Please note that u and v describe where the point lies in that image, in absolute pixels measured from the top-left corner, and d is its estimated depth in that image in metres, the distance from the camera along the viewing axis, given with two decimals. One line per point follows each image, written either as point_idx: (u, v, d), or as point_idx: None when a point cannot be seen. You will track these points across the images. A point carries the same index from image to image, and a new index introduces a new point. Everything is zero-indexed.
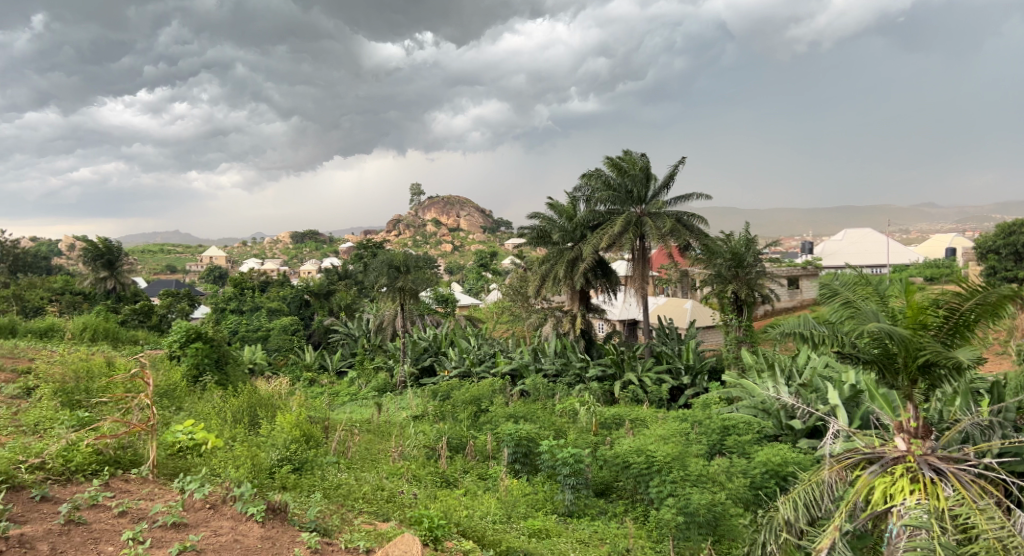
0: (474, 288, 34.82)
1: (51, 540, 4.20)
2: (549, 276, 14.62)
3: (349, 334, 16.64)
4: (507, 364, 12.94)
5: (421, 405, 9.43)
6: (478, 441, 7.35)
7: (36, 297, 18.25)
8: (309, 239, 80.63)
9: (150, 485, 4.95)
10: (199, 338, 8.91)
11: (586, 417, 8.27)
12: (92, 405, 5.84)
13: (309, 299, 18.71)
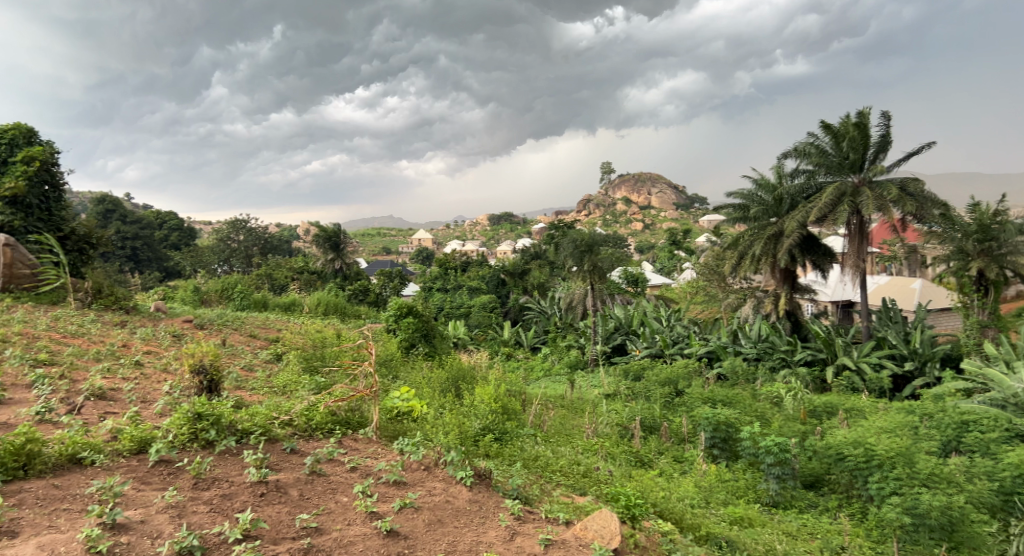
0: (666, 269, 34.25)
1: (299, 487, 4.86)
2: (749, 255, 14.27)
3: (542, 313, 17.34)
4: (702, 346, 12.64)
5: (614, 383, 9.53)
6: (674, 423, 7.25)
7: (282, 277, 21.19)
8: (507, 221, 85.08)
9: (374, 445, 5.50)
10: (410, 313, 9.73)
11: (793, 403, 7.92)
12: (326, 371, 6.66)
13: (505, 278, 19.50)
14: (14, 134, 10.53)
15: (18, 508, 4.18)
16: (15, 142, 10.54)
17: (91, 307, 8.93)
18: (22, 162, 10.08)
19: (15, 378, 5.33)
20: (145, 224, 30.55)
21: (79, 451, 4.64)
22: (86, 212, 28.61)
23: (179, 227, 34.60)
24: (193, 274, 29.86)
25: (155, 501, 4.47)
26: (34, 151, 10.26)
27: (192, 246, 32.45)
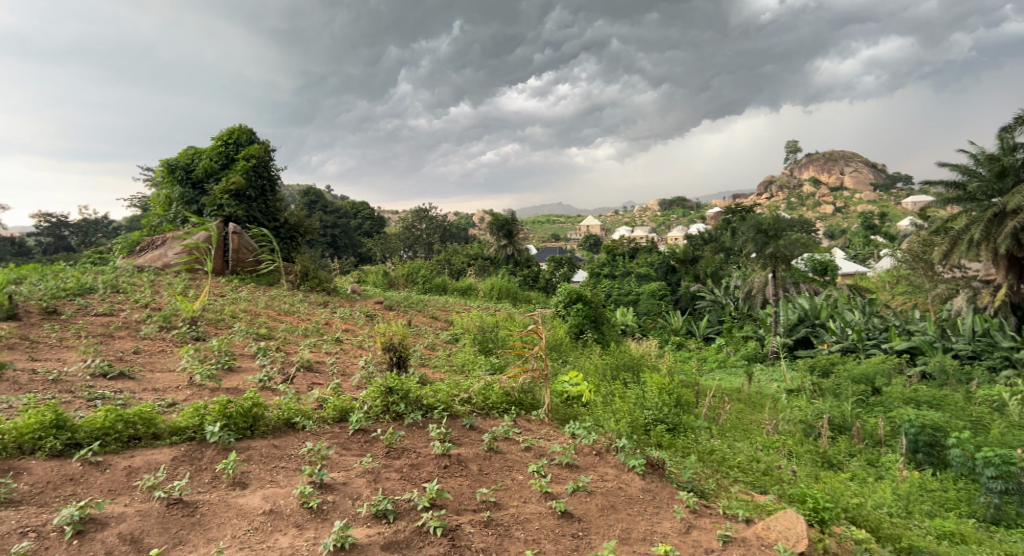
0: (859, 256, 31.65)
1: (479, 462, 5.11)
2: (962, 241, 12.97)
3: (716, 302, 16.95)
4: (904, 341, 11.54)
5: (798, 378, 9.06)
6: (867, 424, 6.73)
7: (459, 262, 22.42)
8: (677, 207, 84.18)
9: (546, 427, 5.64)
10: (580, 299, 9.89)
11: (1019, 410, 7.03)
12: (500, 352, 6.96)
13: (675, 265, 19.48)
14: (238, 135, 12.02)
15: (247, 462, 4.79)
16: (239, 142, 12.02)
17: (300, 287, 10.11)
18: (242, 160, 11.46)
19: (243, 349, 6.17)
20: (343, 212, 33.42)
21: (292, 416, 5.23)
22: (296, 203, 32.46)
23: (372, 216, 37.64)
24: (382, 259, 32.57)
25: (354, 466, 4.91)
26: (252, 150, 11.61)
27: (381, 234, 35.57)
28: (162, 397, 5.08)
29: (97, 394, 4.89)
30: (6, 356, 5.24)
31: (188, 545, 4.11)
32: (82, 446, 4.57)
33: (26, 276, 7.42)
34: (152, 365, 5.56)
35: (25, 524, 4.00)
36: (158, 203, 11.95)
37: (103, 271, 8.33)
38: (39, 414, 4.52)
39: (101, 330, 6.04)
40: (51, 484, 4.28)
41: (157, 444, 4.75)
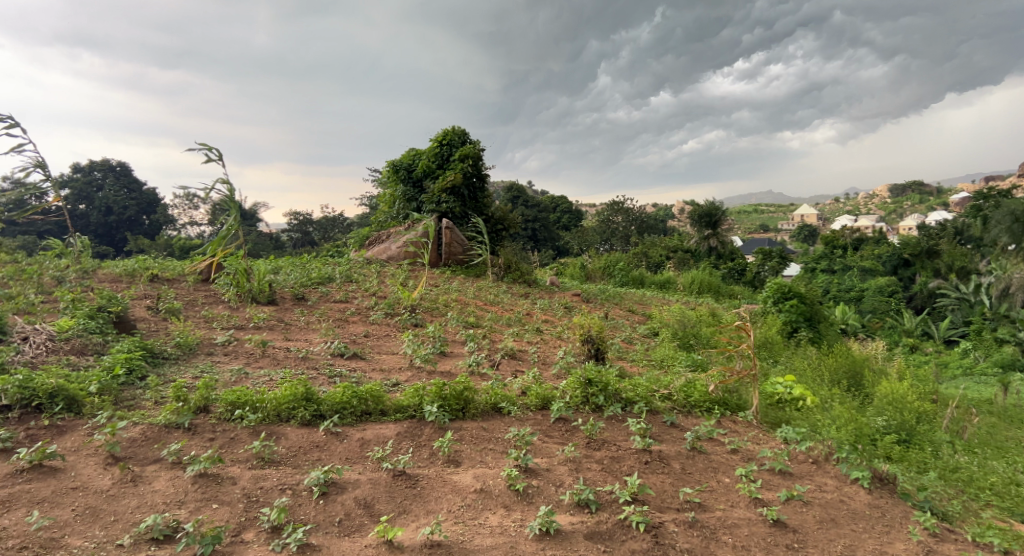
0: None
1: (681, 461, 4.97)
2: None
3: (961, 300, 16.65)
4: None
5: None
6: None
7: (657, 255, 22.10)
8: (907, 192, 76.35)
9: (755, 430, 5.37)
10: (794, 295, 9.36)
11: None
12: (703, 350, 6.83)
13: (908, 257, 19.09)
14: (452, 135, 12.83)
15: (460, 442, 5.11)
16: (452, 143, 12.82)
17: (505, 279, 10.72)
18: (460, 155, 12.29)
19: (455, 336, 6.62)
20: (541, 207, 34.12)
21: (499, 401, 5.49)
22: (501, 199, 34.39)
23: (570, 210, 38.54)
24: (579, 252, 33.17)
25: (556, 454, 5.03)
26: (470, 148, 12.37)
27: (579, 227, 36.36)
28: (387, 377, 5.60)
29: (336, 372, 5.52)
30: (268, 337, 6.16)
31: (411, 514, 4.47)
32: (325, 417, 5.17)
33: (281, 265, 8.77)
34: (380, 347, 6.17)
35: (283, 482, 4.61)
36: (384, 202, 13.23)
37: (330, 263, 9.46)
38: (292, 387, 5.21)
39: (339, 316, 6.85)
40: (302, 448, 4.89)
41: (384, 420, 5.24)
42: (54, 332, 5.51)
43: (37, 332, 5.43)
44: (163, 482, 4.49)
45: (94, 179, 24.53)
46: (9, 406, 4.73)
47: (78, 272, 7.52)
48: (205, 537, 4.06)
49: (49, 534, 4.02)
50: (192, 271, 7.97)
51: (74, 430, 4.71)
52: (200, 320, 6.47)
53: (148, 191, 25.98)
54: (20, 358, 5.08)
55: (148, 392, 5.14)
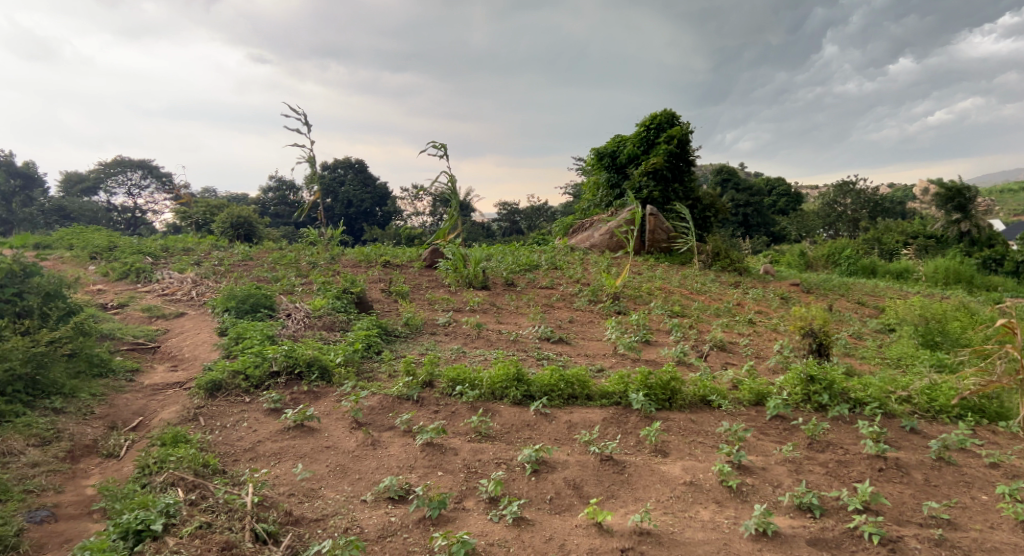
0: None
1: (925, 472, 4.45)
2: None
3: None
4: None
5: None
6: None
7: (892, 241, 20.09)
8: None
9: (1021, 444, 4.66)
10: None
11: None
12: (950, 350, 6.17)
13: None
14: (659, 118, 12.70)
15: (668, 432, 5.03)
16: (660, 127, 12.73)
17: (711, 267, 10.47)
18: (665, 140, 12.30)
19: (659, 325, 6.66)
20: (757, 190, 30.80)
21: (708, 394, 5.35)
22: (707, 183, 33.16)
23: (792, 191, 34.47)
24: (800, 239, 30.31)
25: (773, 452, 4.75)
26: (677, 129, 12.17)
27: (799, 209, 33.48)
28: (592, 362, 5.72)
29: (543, 355, 5.76)
30: (482, 319, 6.66)
31: (619, 500, 4.47)
32: (535, 397, 5.40)
33: (494, 253, 9.55)
34: (584, 333, 6.39)
35: (498, 457, 4.87)
36: (589, 189, 13.98)
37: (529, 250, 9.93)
38: (504, 367, 5.51)
39: (546, 302, 7.23)
40: (515, 426, 5.14)
41: (590, 404, 5.34)
42: (310, 310, 6.52)
43: (297, 310, 6.53)
44: (396, 447, 4.97)
45: (337, 176, 27.99)
46: (278, 371, 5.60)
47: (327, 259, 8.88)
48: (433, 501, 4.38)
49: (310, 485, 4.63)
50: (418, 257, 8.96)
51: (326, 395, 5.42)
52: (425, 303, 7.18)
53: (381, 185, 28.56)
54: (287, 332, 6.08)
55: (384, 365, 5.79)
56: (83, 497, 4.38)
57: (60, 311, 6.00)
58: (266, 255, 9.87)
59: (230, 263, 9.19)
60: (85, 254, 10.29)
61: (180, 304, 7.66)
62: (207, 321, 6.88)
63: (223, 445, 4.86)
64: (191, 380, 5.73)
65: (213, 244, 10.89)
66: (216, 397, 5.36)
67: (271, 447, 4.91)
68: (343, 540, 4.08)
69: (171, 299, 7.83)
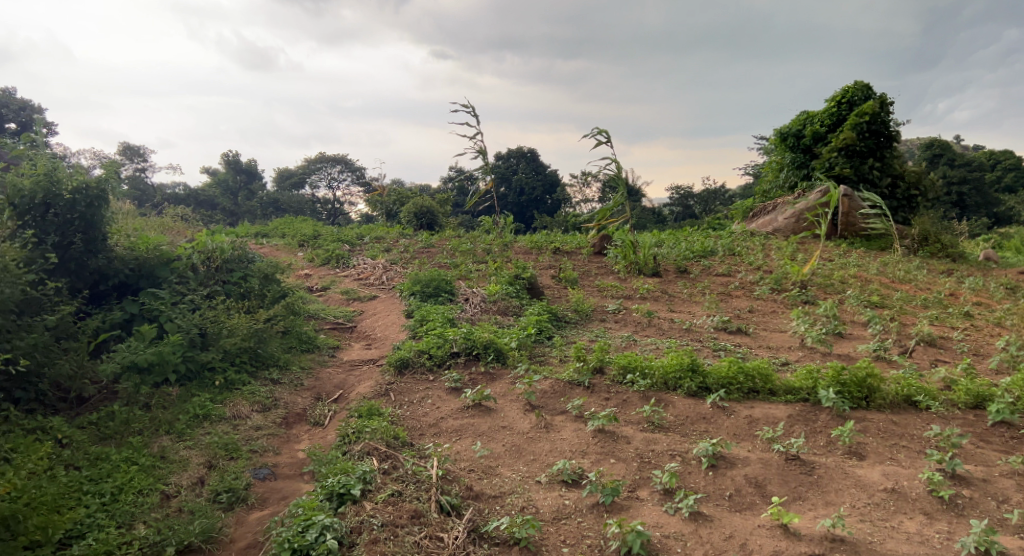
0: None
1: None
2: None
3: None
4: None
5: None
6: None
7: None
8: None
9: None
10: None
11: None
12: None
13: None
14: (851, 93, 11.89)
15: (864, 434, 4.62)
16: (852, 101, 11.90)
17: (918, 253, 9.68)
18: (854, 115, 11.49)
19: (853, 316, 6.24)
20: (978, 165, 25.38)
21: (913, 394, 4.85)
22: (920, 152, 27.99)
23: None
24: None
25: (996, 463, 4.20)
26: (870, 104, 11.32)
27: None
28: (776, 356, 5.49)
29: (720, 345, 5.64)
30: (652, 307, 6.78)
31: (808, 502, 4.13)
32: (711, 389, 5.22)
33: (665, 240, 9.58)
34: (766, 324, 6.21)
35: (672, 448, 4.74)
36: (771, 171, 13.52)
37: (692, 237, 9.77)
38: (678, 357, 5.41)
39: (722, 290, 7.24)
40: (690, 418, 4.98)
41: (773, 399, 5.07)
42: (486, 295, 6.95)
43: (475, 296, 7.00)
44: (569, 432, 5.03)
45: (511, 166, 28.56)
46: (458, 352, 5.96)
47: (501, 245, 9.32)
48: (606, 488, 4.35)
49: (488, 462, 4.83)
50: (587, 244, 9.24)
51: (502, 377, 5.66)
52: (594, 289, 7.44)
53: (551, 174, 28.18)
54: (465, 315, 6.54)
55: (555, 350, 5.92)
56: (296, 459, 4.98)
57: (273, 290, 6.97)
58: (446, 241, 10.53)
59: (415, 250, 9.96)
60: (295, 241, 11.52)
61: (373, 287, 8.47)
62: (395, 304, 7.54)
63: (410, 420, 5.24)
64: (382, 357, 6.31)
65: (400, 231, 11.81)
66: (403, 374, 5.82)
67: (453, 423, 5.21)
68: (520, 518, 4.19)
69: (366, 283, 8.68)
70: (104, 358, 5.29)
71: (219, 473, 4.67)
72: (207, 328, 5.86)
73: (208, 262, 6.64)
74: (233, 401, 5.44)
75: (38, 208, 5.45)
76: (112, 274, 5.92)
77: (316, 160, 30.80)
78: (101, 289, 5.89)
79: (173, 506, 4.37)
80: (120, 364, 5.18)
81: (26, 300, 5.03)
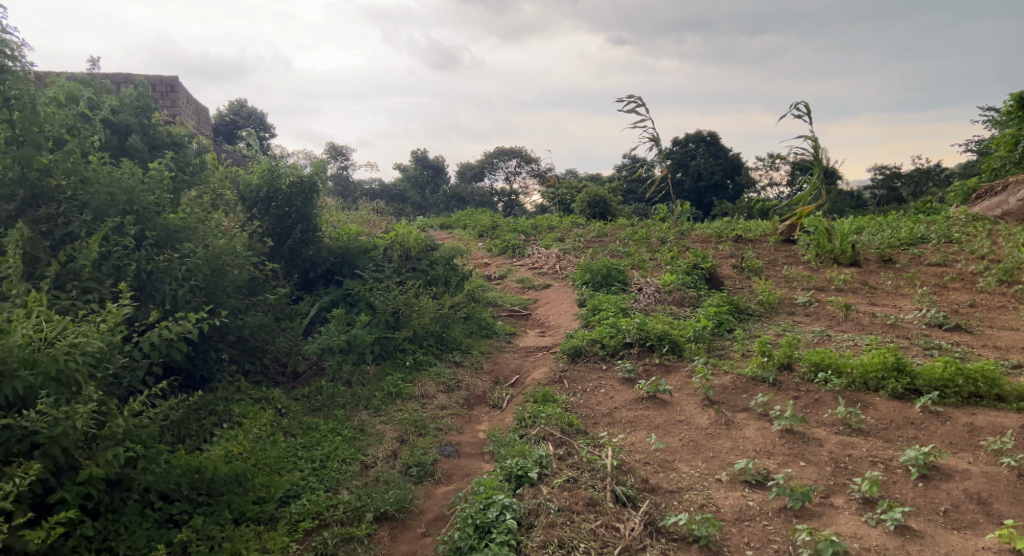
0: None
1: None
2: None
3: None
4: None
5: None
6: None
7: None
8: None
9: None
10: None
11: None
12: None
13: None
14: None
15: None
16: None
17: None
18: None
19: None
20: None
21: None
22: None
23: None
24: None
25: None
26: None
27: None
28: (1005, 357, 4.85)
29: (933, 344, 5.09)
30: (850, 299, 6.32)
31: None
32: (922, 392, 4.71)
33: (865, 226, 8.85)
34: (992, 321, 5.52)
35: (873, 454, 4.31)
36: (1005, 144, 11.89)
37: (890, 224, 8.89)
38: (881, 355, 4.96)
39: (936, 281, 6.54)
40: (895, 423, 4.51)
41: (1001, 407, 4.45)
42: (660, 285, 6.90)
43: (648, 285, 6.99)
44: (752, 430, 4.78)
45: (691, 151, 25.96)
46: (631, 343, 5.97)
47: (677, 233, 9.14)
48: (795, 491, 4.06)
49: (664, 456, 4.71)
50: (773, 232, 8.81)
51: (678, 370, 5.55)
52: (782, 280, 7.15)
53: (733, 157, 25.19)
54: (639, 305, 6.57)
55: (736, 344, 5.73)
56: (477, 439, 5.22)
57: (455, 277, 7.42)
58: (618, 230, 10.50)
59: (588, 239, 10.06)
60: (475, 232, 12.11)
61: (547, 276, 8.69)
62: (568, 293, 7.69)
63: (584, 408, 5.28)
64: (556, 344, 6.45)
65: (573, 221, 11.98)
66: (577, 362, 5.94)
67: (627, 415, 5.17)
68: (699, 515, 4.03)
69: (540, 272, 8.94)
70: (313, 338, 6.06)
71: (409, 448, 5.03)
72: (399, 311, 6.42)
73: (401, 251, 7.26)
74: (420, 381, 5.85)
75: (263, 201, 6.50)
76: (320, 262, 6.81)
77: (494, 154, 32.11)
78: (311, 276, 6.82)
79: (371, 476, 4.76)
80: (325, 343, 5.88)
81: (253, 284, 6.04)
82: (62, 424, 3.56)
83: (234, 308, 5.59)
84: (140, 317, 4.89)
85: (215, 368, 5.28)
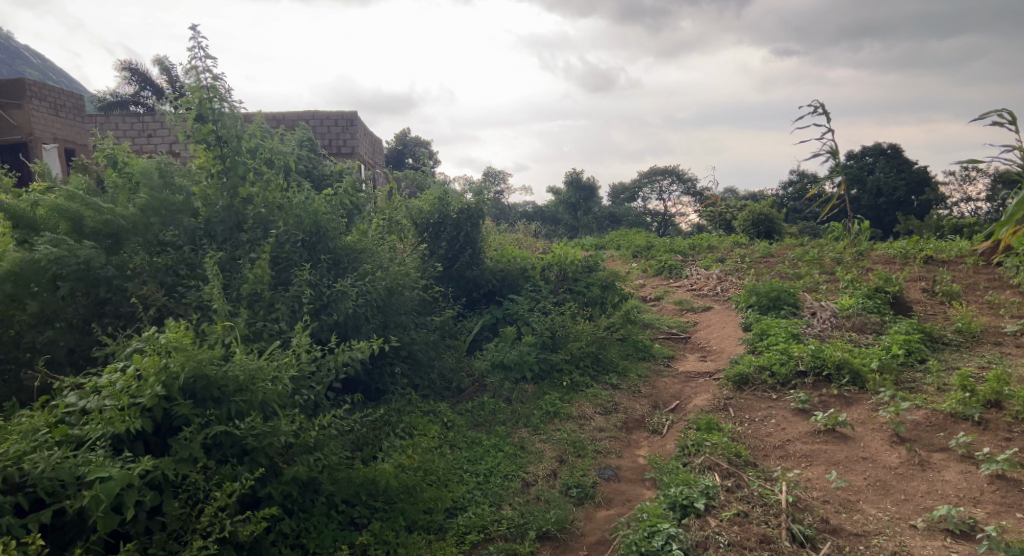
0: None
1: None
2: None
3: None
4: None
5: None
6: None
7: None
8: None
9: None
10: None
11: None
12: None
13: None
14: None
15: None
16: None
17: None
18: None
19: None
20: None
21: None
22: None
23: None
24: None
25: None
26: None
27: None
28: None
29: None
30: None
31: None
32: None
33: None
34: None
35: None
36: None
37: None
38: None
39: None
40: None
41: None
42: (837, 309, 6.52)
43: (823, 309, 6.61)
44: (954, 474, 4.29)
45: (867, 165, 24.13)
46: (805, 372, 5.66)
47: (854, 254, 8.60)
48: (1011, 545, 3.53)
49: (846, 495, 4.32)
50: (971, 252, 7.95)
51: (860, 402, 5.18)
52: (984, 307, 6.52)
53: (920, 170, 23.06)
54: (813, 331, 6.24)
55: (930, 376, 5.28)
56: (637, 465, 5.12)
57: (613, 298, 7.42)
58: (786, 250, 9.99)
59: (752, 259, 9.65)
60: (629, 252, 12.08)
61: (707, 298, 8.48)
62: (731, 316, 7.46)
63: (752, 438, 5.03)
64: (719, 371, 6.25)
65: (734, 241, 11.54)
66: (743, 390, 5.71)
67: (802, 448, 4.85)
68: None
69: (700, 294, 8.73)
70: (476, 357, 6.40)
71: (569, 468, 5.04)
72: (557, 332, 6.53)
73: (561, 273, 7.44)
74: (579, 402, 5.89)
75: (432, 226, 6.99)
76: (482, 282, 7.19)
77: (647, 173, 31.91)
78: (475, 296, 7.21)
79: (532, 494, 4.81)
80: (489, 362, 6.18)
81: (423, 304, 6.49)
82: (264, 437, 3.88)
83: (405, 325, 6.01)
84: (322, 333, 5.32)
85: (392, 382, 5.72)
